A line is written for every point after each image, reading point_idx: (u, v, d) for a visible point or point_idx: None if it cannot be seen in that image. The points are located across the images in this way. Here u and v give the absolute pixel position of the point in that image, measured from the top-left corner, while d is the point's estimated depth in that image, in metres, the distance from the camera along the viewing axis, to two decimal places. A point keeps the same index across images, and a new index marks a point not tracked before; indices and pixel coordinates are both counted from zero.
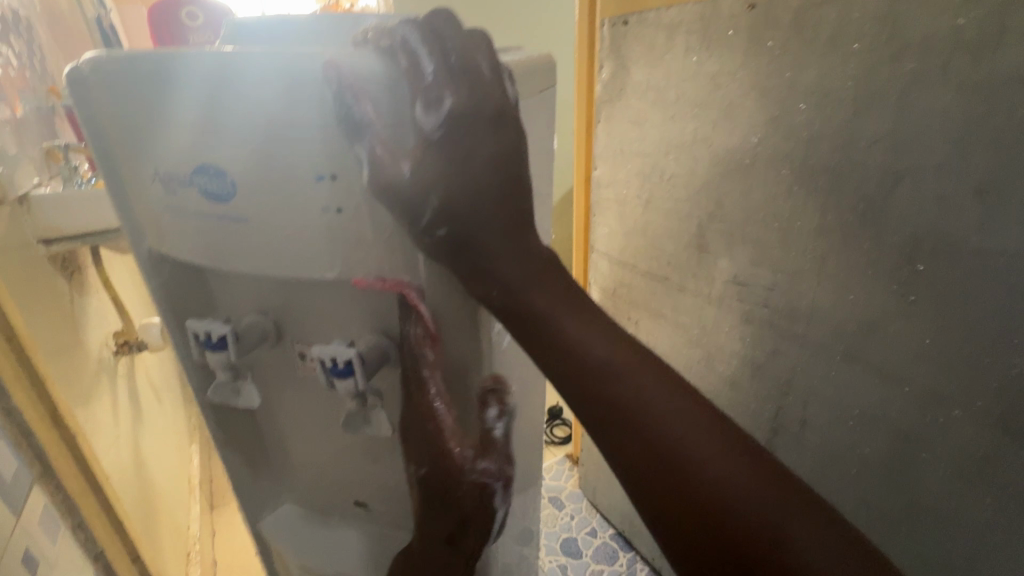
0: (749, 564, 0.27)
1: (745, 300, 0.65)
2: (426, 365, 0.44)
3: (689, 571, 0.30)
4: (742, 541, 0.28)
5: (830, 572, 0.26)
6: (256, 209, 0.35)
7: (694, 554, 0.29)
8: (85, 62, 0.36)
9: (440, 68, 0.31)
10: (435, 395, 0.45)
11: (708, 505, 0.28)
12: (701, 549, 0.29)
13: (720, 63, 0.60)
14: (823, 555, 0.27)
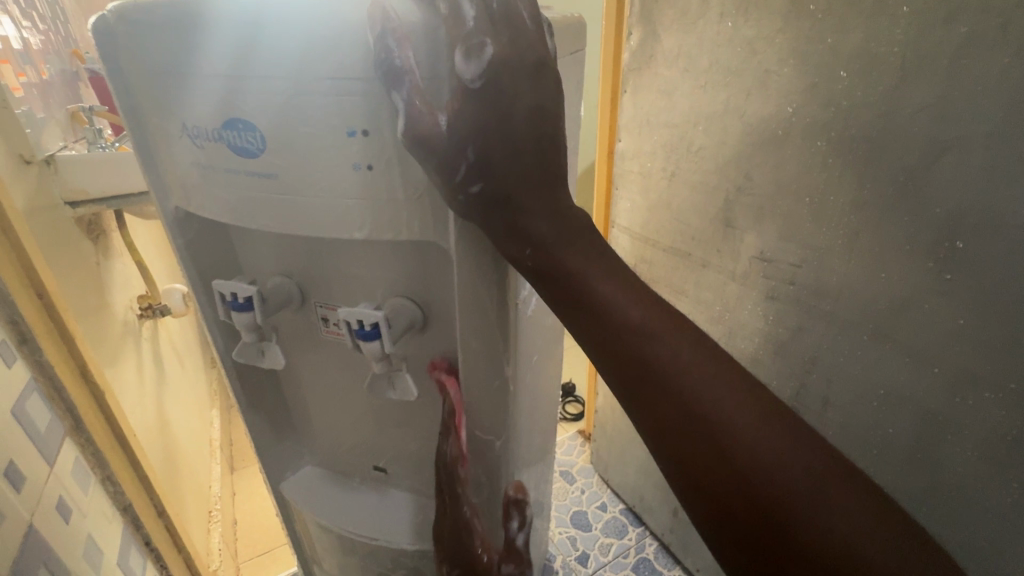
0: (771, 526, 0.28)
1: (770, 278, 0.63)
2: (458, 480, 0.47)
3: (709, 526, 0.31)
4: (766, 505, 0.28)
5: (850, 538, 0.27)
6: (286, 165, 0.35)
7: (721, 516, 0.30)
8: (113, 12, 0.36)
9: (481, 14, 0.29)
10: (469, 504, 0.46)
11: (736, 470, 0.29)
12: (725, 511, 0.30)
13: (756, 28, 0.57)
14: (846, 522, 0.27)
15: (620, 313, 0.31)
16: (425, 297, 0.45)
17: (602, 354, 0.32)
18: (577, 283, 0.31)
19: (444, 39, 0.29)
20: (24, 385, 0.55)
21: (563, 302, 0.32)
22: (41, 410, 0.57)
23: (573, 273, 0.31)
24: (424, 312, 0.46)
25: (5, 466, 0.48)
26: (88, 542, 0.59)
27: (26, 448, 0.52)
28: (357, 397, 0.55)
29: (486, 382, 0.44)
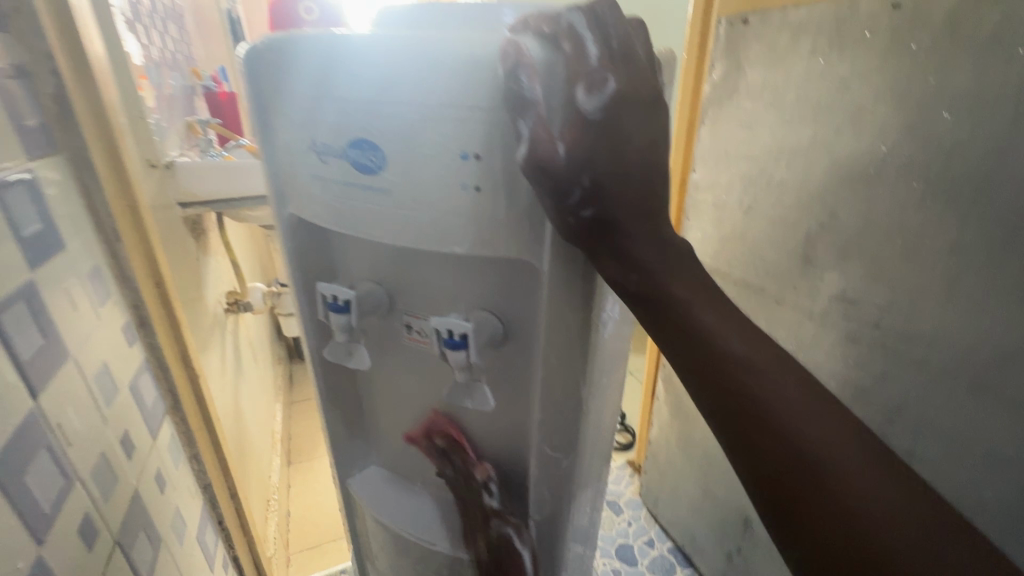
0: (846, 532, 0.31)
1: (852, 319, 0.61)
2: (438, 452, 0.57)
3: (782, 531, 0.34)
4: (841, 511, 0.31)
5: (918, 545, 0.30)
6: (401, 182, 0.38)
7: (796, 522, 0.33)
8: (267, 44, 0.41)
9: (603, 54, 0.32)
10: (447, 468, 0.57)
11: (814, 479, 0.32)
12: (801, 517, 0.33)
13: (851, 65, 0.56)
14: (914, 531, 0.30)
15: (712, 336, 0.35)
16: (509, 314, 0.47)
17: (690, 370, 0.36)
18: (674, 306, 0.35)
19: (567, 75, 0.32)
20: (138, 364, 0.61)
21: (658, 323, 0.36)
22: (149, 388, 0.63)
23: (672, 297, 0.35)
24: (507, 328, 0.47)
25: (121, 436, 0.53)
26: (175, 514, 0.64)
27: (137, 421, 0.57)
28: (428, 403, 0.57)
29: (560, 398, 0.46)
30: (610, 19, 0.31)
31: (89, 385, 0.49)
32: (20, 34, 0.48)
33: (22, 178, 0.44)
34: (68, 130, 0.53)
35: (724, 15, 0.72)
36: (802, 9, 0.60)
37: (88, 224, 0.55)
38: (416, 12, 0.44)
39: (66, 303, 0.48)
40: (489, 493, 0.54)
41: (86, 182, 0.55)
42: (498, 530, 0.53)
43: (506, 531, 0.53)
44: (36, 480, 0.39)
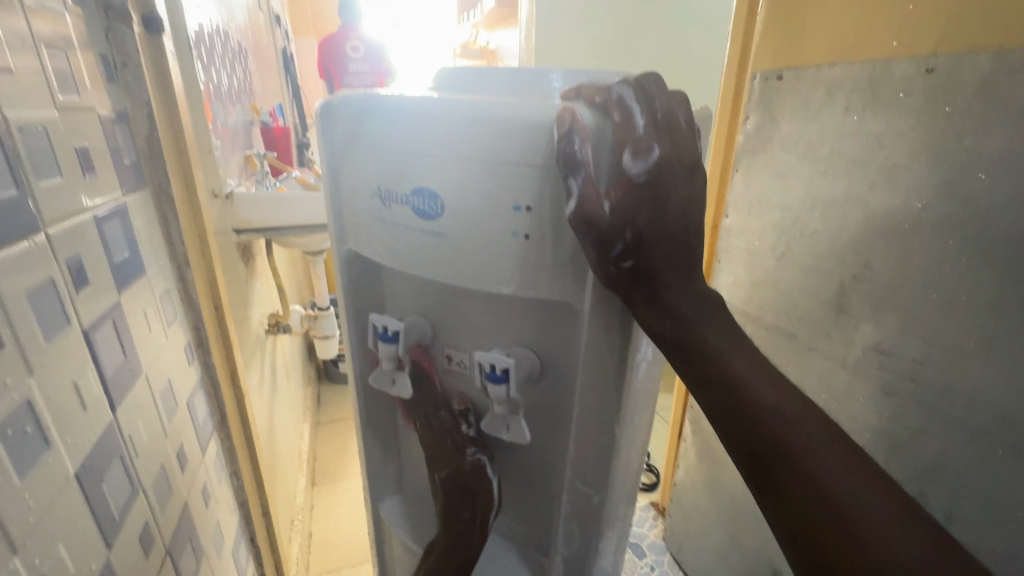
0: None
1: (887, 371, 0.60)
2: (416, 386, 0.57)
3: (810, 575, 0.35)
4: (864, 557, 0.32)
5: None
6: (456, 227, 0.42)
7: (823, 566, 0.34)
8: (340, 101, 0.47)
9: (648, 122, 0.35)
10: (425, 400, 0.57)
11: (836, 523, 0.33)
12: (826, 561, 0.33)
13: (886, 124, 0.57)
14: None
15: (743, 384, 0.37)
16: (547, 351, 0.49)
17: (722, 418, 0.38)
18: (707, 354, 0.37)
19: (615, 141, 0.36)
20: (193, 382, 0.65)
21: (691, 370, 0.38)
22: (201, 404, 0.67)
23: (705, 345, 0.37)
24: (544, 364, 0.50)
25: (177, 449, 0.57)
26: (216, 527, 0.67)
27: (191, 436, 0.61)
28: None
29: (597, 436, 0.48)
30: (655, 92, 0.35)
31: (156, 401, 0.52)
32: (123, 83, 0.55)
33: (116, 210, 0.49)
34: (155, 166, 0.58)
35: (759, 70, 0.75)
36: (837, 68, 0.62)
37: (164, 251, 0.60)
38: (472, 73, 0.49)
39: (143, 324, 0.52)
40: (466, 422, 0.55)
41: (165, 213, 0.60)
42: (471, 457, 0.54)
43: (479, 459, 0.54)
44: (110, 488, 0.42)
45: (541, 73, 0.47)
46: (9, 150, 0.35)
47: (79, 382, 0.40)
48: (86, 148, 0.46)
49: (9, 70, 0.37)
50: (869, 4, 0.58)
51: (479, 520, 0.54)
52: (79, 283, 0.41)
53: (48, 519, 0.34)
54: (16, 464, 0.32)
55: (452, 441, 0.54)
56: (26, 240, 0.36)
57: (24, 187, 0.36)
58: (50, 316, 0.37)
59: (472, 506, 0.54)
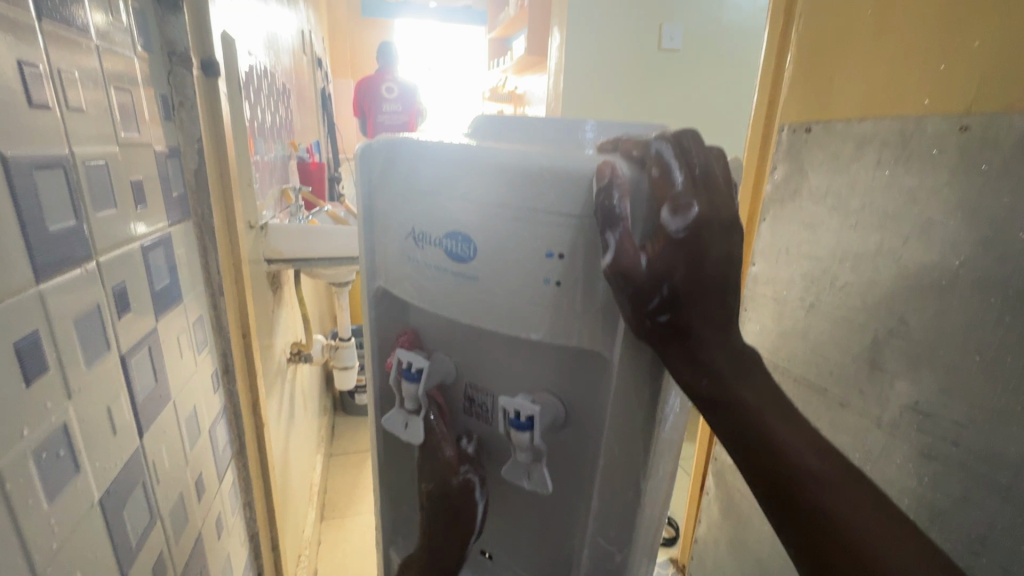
0: None
1: (926, 433, 0.54)
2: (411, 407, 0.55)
3: None
4: None
5: None
6: (488, 271, 0.44)
7: None
8: (380, 145, 0.49)
9: (687, 179, 0.37)
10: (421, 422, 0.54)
11: None
12: None
13: (919, 179, 0.55)
14: None
15: (782, 445, 0.36)
16: (572, 398, 0.49)
17: (758, 477, 0.37)
18: (745, 414, 0.37)
19: (654, 196, 0.37)
20: (217, 409, 0.65)
21: (728, 428, 0.38)
22: (221, 432, 0.67)
23: (742, 404, 0.37)
24: (568, 412, 0.49)
25: (197, 478, 0.57)
26: (225, 560, 0.66)
27: (210, 464, 0.61)
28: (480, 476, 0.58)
29: (621, 489, 0.46)
30: (693, 150, 0.37)
31: (181, 427, 0.53)
32: (180, 122, 0.58)
33: (161, 239, 0.51)
34: (200, 199, 0.61)
35: (788, 122, 0.74)
36: (868, 123, 0.61)
37: (200, 279, 0.62)
38: (507, 122, 0.51)
39: (175, 350, 0.53)
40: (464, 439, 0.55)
41: (205, 243, 0.63)
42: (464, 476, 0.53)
43: (470, 479, 0.53)
44: (132, 515, 0.42)
45: (574, 125, 0.49)
46: (72, 183, 0.37)
47: (112, 407, 0.40)
48: (141, 181, 0.48)
49: (82, 109, 0.40)
50: (900, 63, 0.57)
51: (457, 540, 0.53)
52: (121, 309, 0.43)
53: (70, 544, 0.34)
54: (49, 487, 0.32)
55: (444, 456, 0.53)
56: (78, 267, 0.37)
57: (83, 217, 0.38)
58: (93, 341, 0.38)
59: (457, 524, 0.53)
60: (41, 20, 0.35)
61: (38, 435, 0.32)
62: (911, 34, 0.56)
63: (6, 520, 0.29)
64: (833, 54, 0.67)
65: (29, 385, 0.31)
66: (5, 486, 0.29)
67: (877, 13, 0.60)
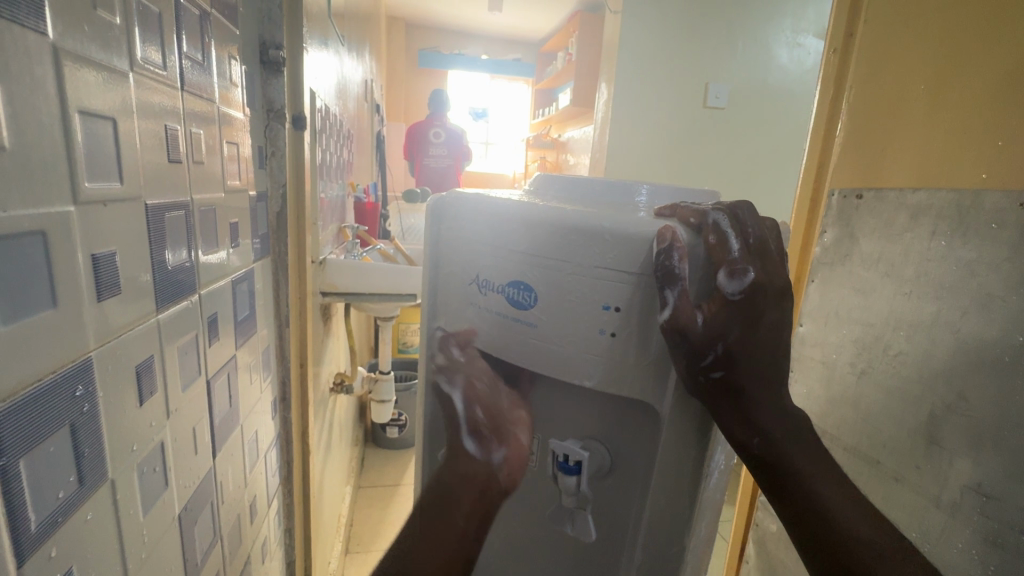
0: None
1: (991, 518, 0.51)
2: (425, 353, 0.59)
3: None
4: None
5: None
6: (548, 320, 0.46)
7: None
8: (449, 197, 0.54)
9: (743, 247, 0.38)
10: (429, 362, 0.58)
11: None
12: None
13: (977, 252, 0.54)
14: None
15: (831, 510, 0.38)
16: (618, 450, 0.50)
17: (806, 539, 0.39)
18: (794, 471, 0.38)
19: (710, 260, 0.39)
20: (273, 434, 0.69)
21: (776, 488, 0.39)
22: (274, 457, 0.70)
23: (792, 460, 0.39)
24: (614, 463, 0.50)
25: (251, 500, 0.59)
26: None
27: (261, 487, 0.64)
28: (520, 525, 0.58)
29: (667, 545, 0.47)
30: (749, 220, 0.39)
31: (243, 449, 0.56)
32: (269, 169, 0.65)
33: (246, 274, 0.57)
34: (279, 237, 0.67)
35: (838, 187, 0.75)
36: (922, 193, 0.61)
37: (271, 311, 0.67)
38: (565, 182, 0.55)
39: (247, 377, 0.57)
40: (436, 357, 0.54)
41: (279, 278, 0.68)
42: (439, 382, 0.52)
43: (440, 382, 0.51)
44: (199, 532, 0.45)
45: (628, 187, 0.52)
46: (189, 224, 0.43)
47: (197, 428, 0.44)
48: (237, 222, 0.54)
49: (202, 162, 0.45)
50: (954, 137, 0.58)
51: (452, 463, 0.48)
52: (212, 336, 0.47)
53: (152, 555, 0.37)
54: (144, 500, 0.36)
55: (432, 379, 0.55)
56: (185, 299, 0.42)
57: (194, 253, 0.43)
58: (189, 367, 0.42)
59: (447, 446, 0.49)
60: (182, 88, 0.41)
61: (142, 450, 0.35)
62: (966, 111, 0.57)
63: (112, 527, 0.32)
64: (885, 125, 0.68)
65: (141, 404, 0.35)
66: (115, 496, 0.32)
67: (932, 89, 0.61)
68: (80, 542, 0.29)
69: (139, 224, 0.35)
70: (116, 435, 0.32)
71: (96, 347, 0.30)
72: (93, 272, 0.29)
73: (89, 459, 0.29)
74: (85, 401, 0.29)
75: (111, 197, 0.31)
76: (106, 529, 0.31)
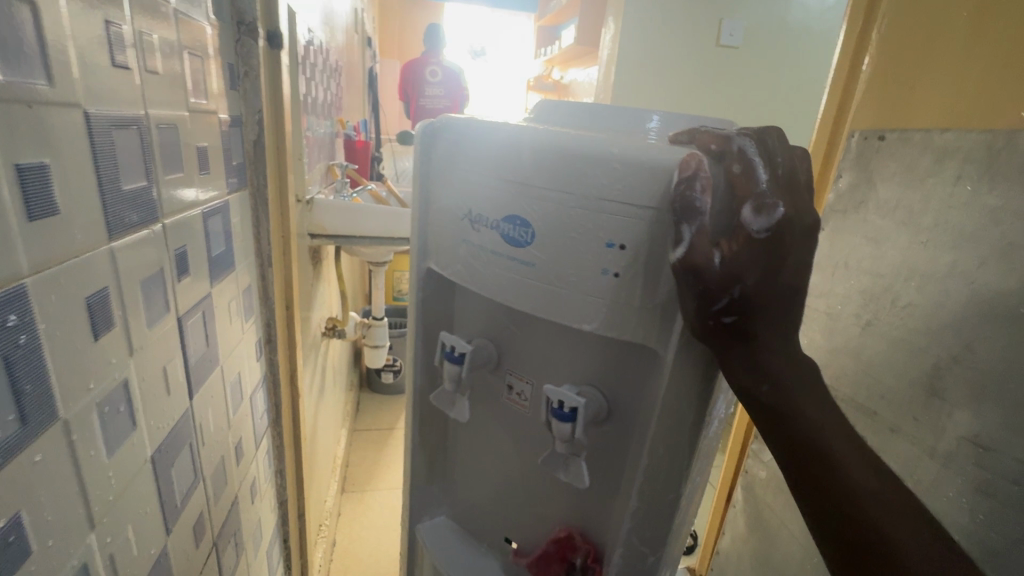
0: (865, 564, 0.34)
1: (985, 469, 0.50)
2: (536, 392, 0.53)
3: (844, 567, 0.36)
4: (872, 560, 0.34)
5: None
6: (544, 258, 0.43)
7: (850, 556, 0.35)
8: (438, 123, 0.50)
9: (771, 178, 0.35)
10: (536, 404, 0.54)
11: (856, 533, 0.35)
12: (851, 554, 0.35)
13: (1006, 197, 0.49)
14: None
15: (842, 466, 0.35)
16: (616, 393, 0.48)
17: (809, 496, 0.37)
18: (782, 394, 0.36)
19: (734, 192, 0.35)
20: (258, 376, 0.67)
21: (764, 415, 0.37)
22: (261, 400, 0.68)
23: (779, 384, 0.36)
24: (611, 405, 0.49)
25: (237, 442, 0.58)
26: (256, 522, 0.67)
27: (249, 429, 0.62)
28: (515, 466, 0.58)
29: (658, 493, 0.45)
30: (777, 148, 0.35)
31: (226, 390, 0.54)
32: (242, 92, 0.59)
33: (220, 207, 0.52)
34: (257, 169, 0.62)
35: (857, 128, 0.70)
36: (950, 134, 0.56)
37: (252, 249, 0.63)
38: (565, 106, 0.50)
39: (226, 318, 0.54)
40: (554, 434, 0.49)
41: (258, 212, 0.63)
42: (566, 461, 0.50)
43: (563, 448, 0.48)
44: (177, 474, 0.43)
45: (637, 112, 0.47)
46: (146, 144, 0.38)
47: (168, 367, 0.41)
48: (206, 148, 0.49)
49: (159, 73, 0.40)
50: (998, 68, 0.52)
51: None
52: (182, 271, 0.44)
53: (125, 496, 0.35)
54: (109, 441, 0.33)
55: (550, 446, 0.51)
56: (146, 227, 0.38)
57: (153, 178, 0.39)
58: (155, 301, 0.39)
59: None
60: None
61: (101, 389, 0.32)
62: (1010, 40, 0.51)
63: (70, 469, 0.30)
64: (919, 55, 0.62)
65: (97, 339, 0.32)
66: (71, 437, 0.29)
67: (973, 14, 0.55)
68: (28, 484, 0.26)
69: (78, 138, 0.30)
70: (66, 373, 0.29)
71: (30, 273, 0.26)
72: (18, 187, 0.25)
73: (33, 397, 0.26)
74: (22, 332, 0.26)
75: (37, 97, 0.27)
76: (64, 470, 0.29)
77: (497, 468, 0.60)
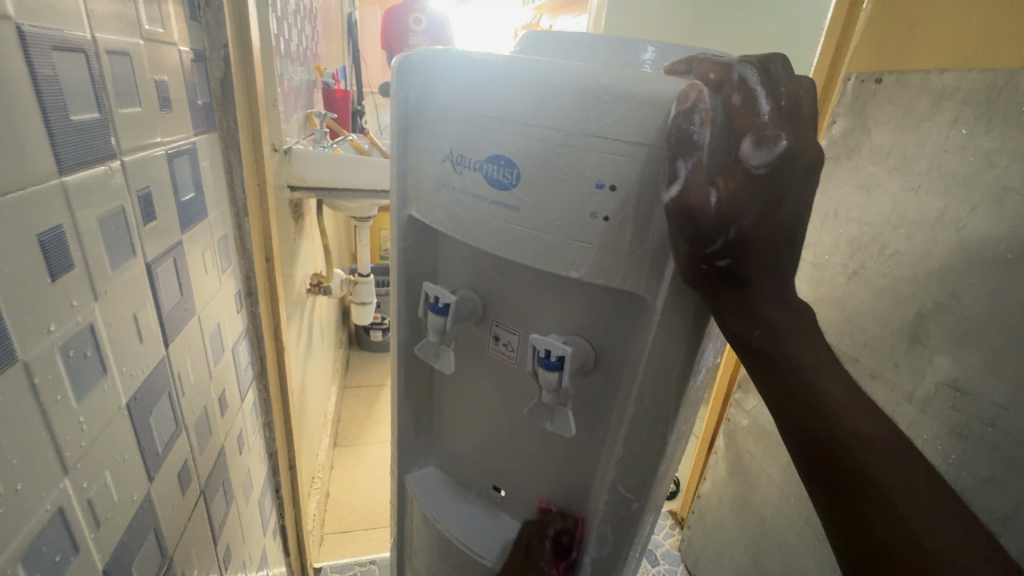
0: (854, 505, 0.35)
1: (961, 412, 0.51)
2: (523, 344, 0.53)
3: (835, 512, 0.36)
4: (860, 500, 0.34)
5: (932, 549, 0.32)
6: (530, 199, 0.42)
7: (841, 499, 0.35)
8: (414, 55, 0.47)
9: (772, 110, 0.33)
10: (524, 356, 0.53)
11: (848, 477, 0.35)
12: (841, 496, 0.35)
13: (1001, 139, 0.48)
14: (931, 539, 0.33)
15: (834, 409, 0.35)
16: (604, 343, 0.48)
17: (800, 440, 0.37)
18: (776, 339, 0.36)
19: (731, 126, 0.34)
20: (240, 330, 0.65)
21: (756, 360, 0.37)
22: (244, 353, 0.67)
23: (773, 329, 0.35)
24: (598, 355, 0.49)
25: (220, 394, 0.57)
26: (245, 474, 0.68)
27: (232, 382, 0.61)
28: (503, 418, 0.59)
29: (646, 440, 0.46)
30: (781, 78, 0.33)
31: (205, 341, 0.53)
32: (205, 24, 0.54)
33: (186, 149, 0.49)
34: (226, 111, 0.58)
35: (855, 71, 0.67)
36: (949, 73, 0.54)
37: (225, 197, 0.60)
38: (552, 36, 0.47)
39: (201, 268, 0.52)
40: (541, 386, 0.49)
41: (230, 159, 0.60)
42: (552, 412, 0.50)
43: (551, 398, 0.48)
44: (156, 423, 0.42)
45: (630, 42, 0.45)
46: (95, 72, 0.35)
47: (138, 315, 0.40)
48: (166, 83, 0.45)
49: None
50: None
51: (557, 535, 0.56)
52: (148, 215, 0.41)
53: (99, 444, 0.35)
54: (77, 387, 0.32)
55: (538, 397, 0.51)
56: (102, 165, 0.35)
57: (106, 111, 0.36)
58: (118, 244, 0.37)
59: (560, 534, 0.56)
60: None
61: (64, 332, 0.31)
62: None
63: (35, 415, 0.28)
64: None
65: (54, 281, 0.30)
66: (33, 382, 0.28)
67: None
68: None
69: (11, 56, 0.27)
70: (21, 314, 0.27)
71: None
72: None
73: None
74: None
75: None
76: (27, 415, 0.28)
77: (484, 420, 0.61)
